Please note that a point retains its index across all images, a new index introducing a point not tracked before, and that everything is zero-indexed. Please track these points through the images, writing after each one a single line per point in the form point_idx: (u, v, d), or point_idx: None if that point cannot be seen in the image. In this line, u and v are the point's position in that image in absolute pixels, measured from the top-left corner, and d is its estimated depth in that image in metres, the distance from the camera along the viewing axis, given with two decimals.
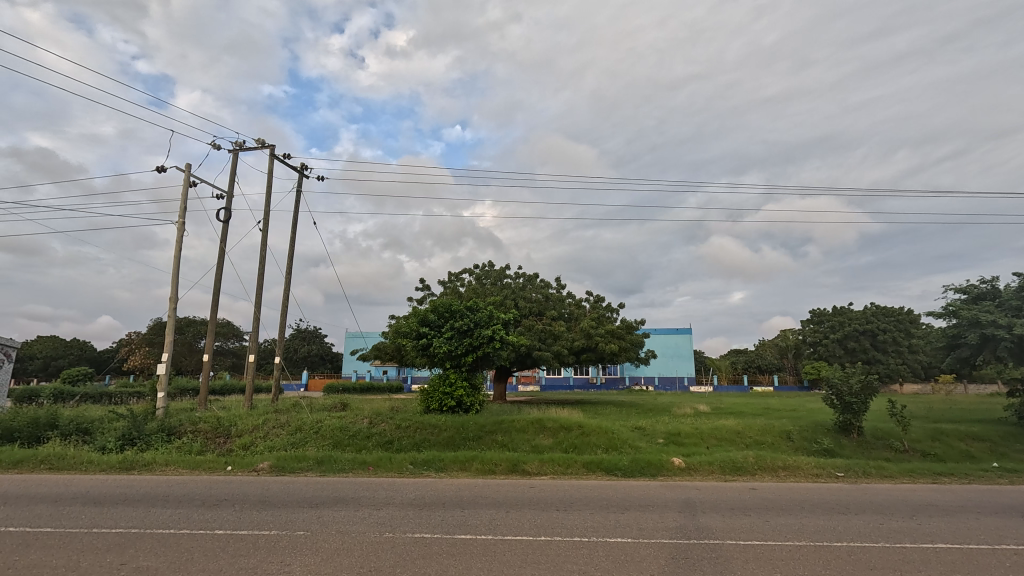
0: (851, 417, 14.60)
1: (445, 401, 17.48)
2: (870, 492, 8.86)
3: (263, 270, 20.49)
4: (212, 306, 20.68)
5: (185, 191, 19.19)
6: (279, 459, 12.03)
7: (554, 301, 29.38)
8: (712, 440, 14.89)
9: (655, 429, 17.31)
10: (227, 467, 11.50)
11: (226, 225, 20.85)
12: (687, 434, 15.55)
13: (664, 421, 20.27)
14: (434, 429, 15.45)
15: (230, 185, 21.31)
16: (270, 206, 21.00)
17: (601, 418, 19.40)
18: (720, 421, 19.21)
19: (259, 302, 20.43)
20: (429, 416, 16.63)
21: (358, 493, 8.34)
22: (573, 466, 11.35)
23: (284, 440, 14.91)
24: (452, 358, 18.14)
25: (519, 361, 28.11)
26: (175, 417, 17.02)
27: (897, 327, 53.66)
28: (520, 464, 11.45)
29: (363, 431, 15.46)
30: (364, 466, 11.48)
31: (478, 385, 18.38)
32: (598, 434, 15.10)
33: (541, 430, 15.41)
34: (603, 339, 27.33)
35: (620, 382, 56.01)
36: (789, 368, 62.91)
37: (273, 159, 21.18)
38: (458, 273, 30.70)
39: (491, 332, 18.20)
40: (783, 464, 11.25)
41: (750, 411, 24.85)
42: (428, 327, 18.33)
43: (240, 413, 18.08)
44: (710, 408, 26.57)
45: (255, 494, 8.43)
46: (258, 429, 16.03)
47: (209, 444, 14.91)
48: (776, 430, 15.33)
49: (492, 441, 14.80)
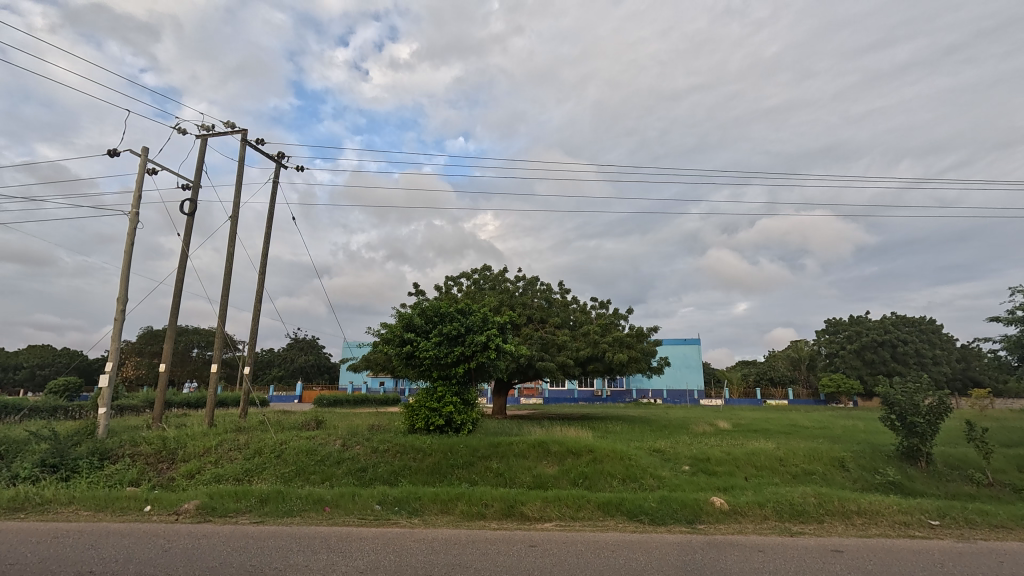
0: (917, 442, 12.06)
1: (433, 419, 15.03)
2: (1006, 558, 6.31)
3: (230, 268, 18.22)
4: (173, 308, 18.33)
5: (139, 178, 16.92)
6: (215, 496, 9.54)
7: (557, 307, 27.05)
8: (749, 469, 12.38)
9: (677, 452, 14.82)
10: (145, 508, 9.01)
11: (191, 218, 18.63)
12: (718, 458, 13.09)
13: (686, 441, 17.74)
14: (415, 455, 12.98)
15: (197, 175, 19.10)
16: (240, 197, 18.76)
17: (613, 439, 16.92)
18: (751, 442, 16.62)
19: (223, 303, 18.02)
20: (413, 437, 14.19)
21: (285, 563, 5.83)
22: (585, 508, 8.88)
23: (238, 469, 12.48)
24: (441, 368, 15.69)
25: (519, 372, 25.69)
26: (116, 437, 14.61)
27: (918, 337, 51.16)
28: (517, 505, 8.96)
29: (333, 455, 13.04)
30: (318, 506, 9.00)
31: (471, 401, 15.87)
32: (613, 460, 12.65)
33: (544, 455, 12.94)
34: (612, 348, 24.88)
35: (626, 397, 53.26)
36: (802, 381, 60.26)
37: (245, 145, 18.93)
38: (454, 277, 28.43)
39: (485, 339, 15.74)
40: (858, 508, 8.71)
41: (777, 430, 22.34)
42: (414, 332, 15.91)
43: (195, 431, 15.64)
44: (732, 426, 23.93)
45: (138, 562, 5.88)
46: (210, 452, 13.61)
47: (147, 472, 12.48)
48: (826, 456, 12.83)
49: (486, 469, 12.33)
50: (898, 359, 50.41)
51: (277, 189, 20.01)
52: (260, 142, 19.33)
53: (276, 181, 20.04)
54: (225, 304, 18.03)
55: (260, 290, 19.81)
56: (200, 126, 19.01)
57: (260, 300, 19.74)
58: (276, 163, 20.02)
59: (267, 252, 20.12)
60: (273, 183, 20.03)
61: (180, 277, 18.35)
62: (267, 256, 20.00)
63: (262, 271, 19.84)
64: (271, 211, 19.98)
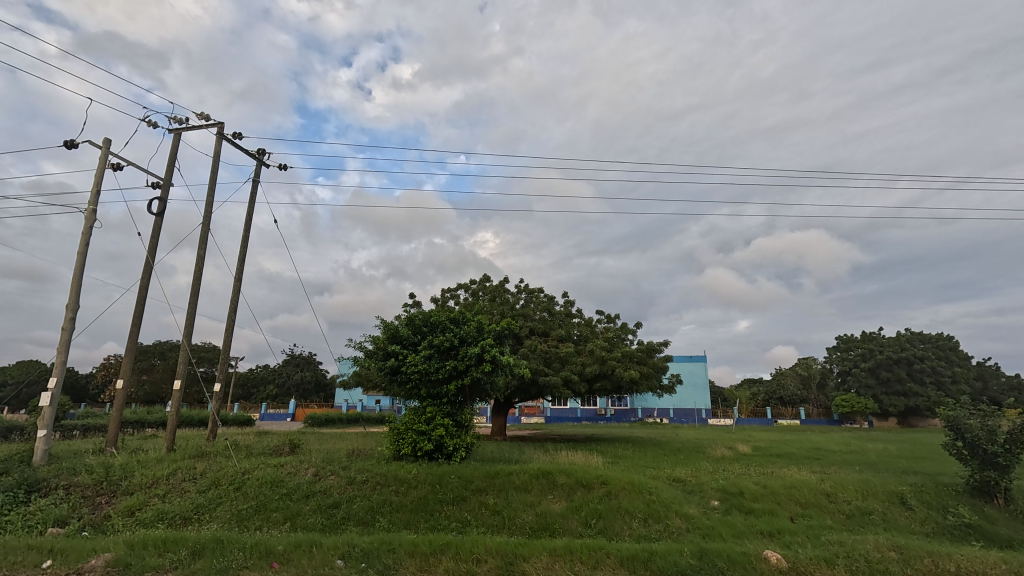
0: (995, 476, 10.28)
1: (421, 445, 13.12)
2: None
3: (199, 273, 16.42)
4: (136, 317, 16.52)
5: (98, 172, 15.24)
6: (138, 546, 7.63)
7: (560, 319, 25.27)
8: (792, 506, 10.44)
9: (701, 483, 12.88)
10: (44, 564, 7.10)
11: (159, 219, 16.94)
12: (753, 492, 11.08)
13: (708, 469, 15.74)
14: (398, 488, 11.05)
15: (168, 172, 17.45)
16: (214, 195, 17.06)
17: (626, 466, 14.97)
18: (785, 471, 14.62)
19: (191, 312, 16.19)
20: (397, 466, 12.29)
21: None
22: (605, 566, 6.97)
23: (187, 506, 10.57)
24: (431, 386, 13.83)
25: (521, 390, 23.82)
26: (53, 465, 12.65)
27: (935, 354, 49.14)
28: (518, 562, 7.04)
29: (302, 488, 11.14)
30: (264, 562, 7.08)
31: (465, 422, 13.94)
32: (630, 495, 10.70)
33: (550, 488, 10.99)
34: (620, 364, 23.00)
35: (631, 416, 51.05)
36: (814, 400, 58.06)
37: (220, 140, 17.27)
38: (451, 289, 26.70)
39: (481, 352, 13.84)
40: (956, 568, 6.80)
41: (803, 455, 20.37)
42: (400, 344, 14.08)
43: (149, 458, 13.68)
44: (753, 450, 21.89)
45: None
46: (160, 483, 11.70)
47: (80, 509, 10.55)
48: (883, 491, 10.91)
49: (481, 506, 10.40)
50: (913, 377, 48.05)
51: (258, 189, 18.34)
52: (237, 136, 17.64)
53: (256, 180, 18.43)
54: (192, 313, 16.15)
55: (234, 298, 18.01)
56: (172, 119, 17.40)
57: (234, 309, 17.93)
58: (256, 161, 18.40)
59: (244, 257, 18.35)
60: (253, 183, 18.39)
61: (145, 283, 16.59)
62: (244, 261, 18.24)
63: (238, 278, 18.05)
64: (250, 213, 18.32)
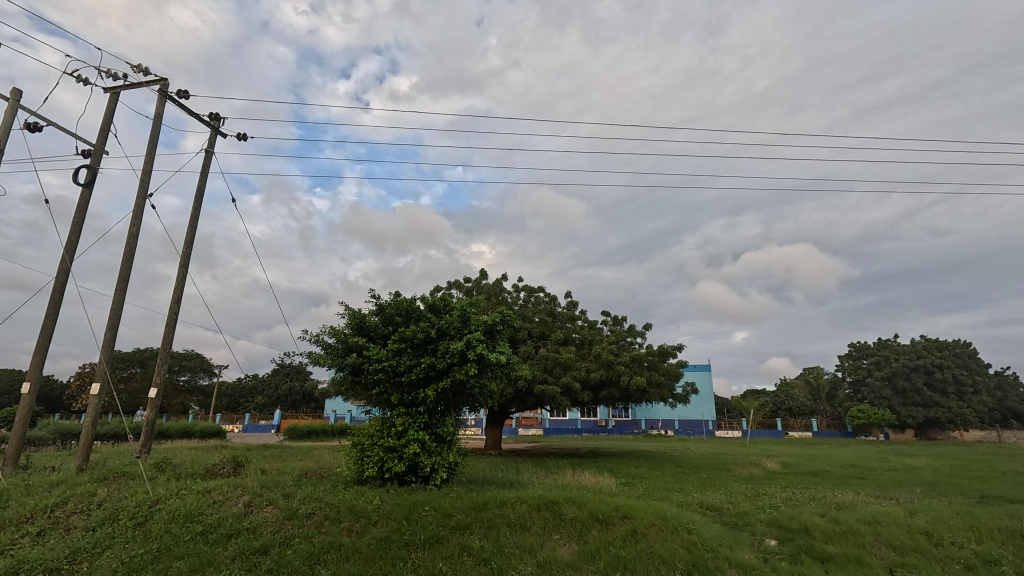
0: None
1: (390, 465, 10.38)
2: None
3: (131, 254, 13.69)
4: (55, 307, 13.72)
5: (3, 129, 12.51)
6: None
7: (562, 320, 22.60)
8: (882, 551, 7.72)
9: (742, 512, 10.22)
10: None
11: (86, 191, 14.20)
12: (823, 530, 8.36)
13: (743, 491, 13.04)
14: (352, 525, 8.28)
15: (101, 138, 14.78)
16: (152, 162, 14.36)
17: (645, 490, 12.31)
18: (842, 495, 11.96)
19: (120, 302, 13.44)
20: (356, 493, 9.55)
21: None
22: None
23: (62, 551, 7.74)
24: (402, 390, 11.12)
25: (516, 398, 21.13)
26: None
27: (955, 362, 46.56)
28: None
29: (225, 524, 8.37)
30: None
31: (447, 436, 11.13)
32: (663, 534, 7.96)
33: (556, 526, 8.20)
34: (628, 370, 20.28)
35: (633, 428, 48.29)
36: (823, 411, 55.43)
37: (163, 99, 14.62)
38: (441, 287, 24.06)
39: (466, 348, 10.98)
40: None
41: (845, 474, 17.67)
42: (366, 338, 11.37)
43: (47, 479, 10.83)
44: (783, 468, 19.17)
45: None
46: (39, 516, 8.85)
47: None
48: (1004, 529, 8.25)
49: (461, 548, 7.66)
50: (932, 388, 45.42)
51: (210, 159, 15.68)
52: (184, 95, 14.99)
53: (208, 150, 15.78)
54: (121, 303, 13.41)
55: (178, 288, 15.23)
56: (109, 75, 14.76)
57: (177, 301, 15.14)
58: (209, 128, 15.74)
59: (191, 239, 15.57)
60: (205, 153, 15.75)
61: (66, 267, 13.81)
62: (191, 245, 15.47)
63: (184, 263, 15.31)
64: (201, 188, 15.67)
